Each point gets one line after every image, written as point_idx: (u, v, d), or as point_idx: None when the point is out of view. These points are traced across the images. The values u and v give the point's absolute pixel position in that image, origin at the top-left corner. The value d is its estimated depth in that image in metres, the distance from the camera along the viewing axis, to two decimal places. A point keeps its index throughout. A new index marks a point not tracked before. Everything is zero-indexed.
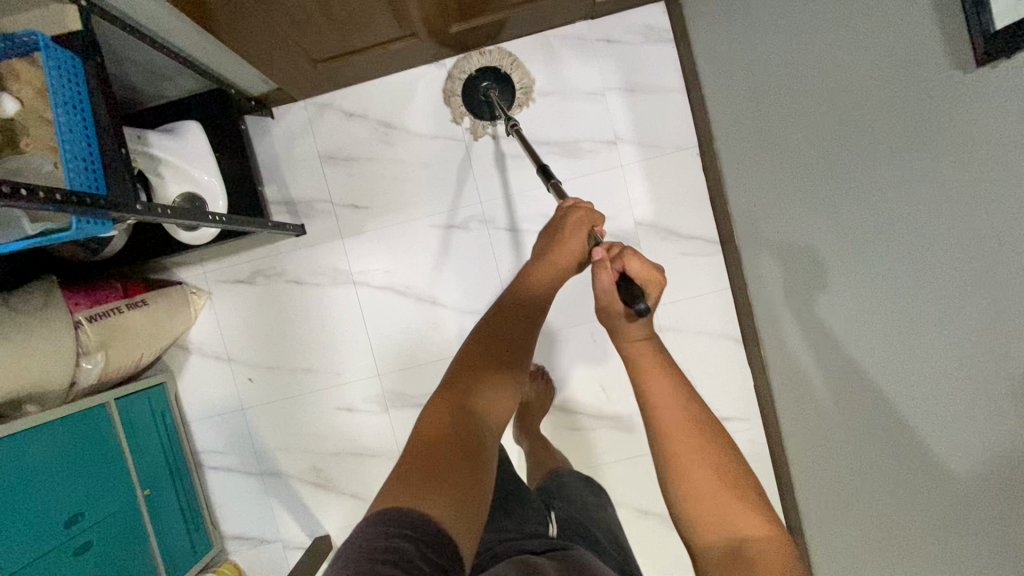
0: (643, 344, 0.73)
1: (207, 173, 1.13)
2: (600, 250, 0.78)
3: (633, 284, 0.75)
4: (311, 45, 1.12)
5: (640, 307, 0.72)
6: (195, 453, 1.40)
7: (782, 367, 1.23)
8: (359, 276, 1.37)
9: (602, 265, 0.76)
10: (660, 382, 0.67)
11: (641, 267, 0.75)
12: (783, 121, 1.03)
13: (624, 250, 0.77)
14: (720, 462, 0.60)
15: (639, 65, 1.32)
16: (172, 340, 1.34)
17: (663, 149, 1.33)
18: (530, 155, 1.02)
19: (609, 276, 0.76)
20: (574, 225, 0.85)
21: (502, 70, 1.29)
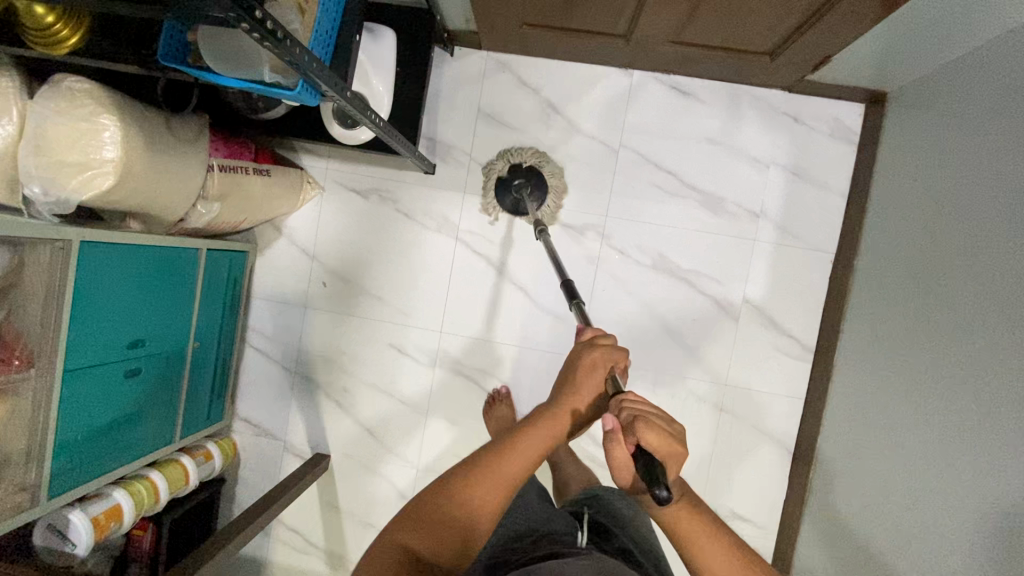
0: (686, 510, 0.66)
1: (381, 81, 1.14)
2: (611, 417, 0.68)
3: (650, 458, 0.64)
4: (531, 9, 1.13)
5: (660, 498, 0.60)
6: (243, 328, 1.42)
7: (832, 497, 1.20)
8: (463, 234, 1.37)
9: (612, 438, 0.67)
10: (697, 529, 0.65)
11: (657, 438, 0.65)
12: (946, 270, 1.00)
13: (637, 418, 0.67)
14: (741, 571, 0.64)
15: (814, 154, 1.30)
16: (272, 218, 1.36)
17: (801, 243, 1.31)
18: (557, 266, 1.08)
19: (621, 451, 0.67)
20: (586, 369, 0.78)
21: (529, 165, 1.31)
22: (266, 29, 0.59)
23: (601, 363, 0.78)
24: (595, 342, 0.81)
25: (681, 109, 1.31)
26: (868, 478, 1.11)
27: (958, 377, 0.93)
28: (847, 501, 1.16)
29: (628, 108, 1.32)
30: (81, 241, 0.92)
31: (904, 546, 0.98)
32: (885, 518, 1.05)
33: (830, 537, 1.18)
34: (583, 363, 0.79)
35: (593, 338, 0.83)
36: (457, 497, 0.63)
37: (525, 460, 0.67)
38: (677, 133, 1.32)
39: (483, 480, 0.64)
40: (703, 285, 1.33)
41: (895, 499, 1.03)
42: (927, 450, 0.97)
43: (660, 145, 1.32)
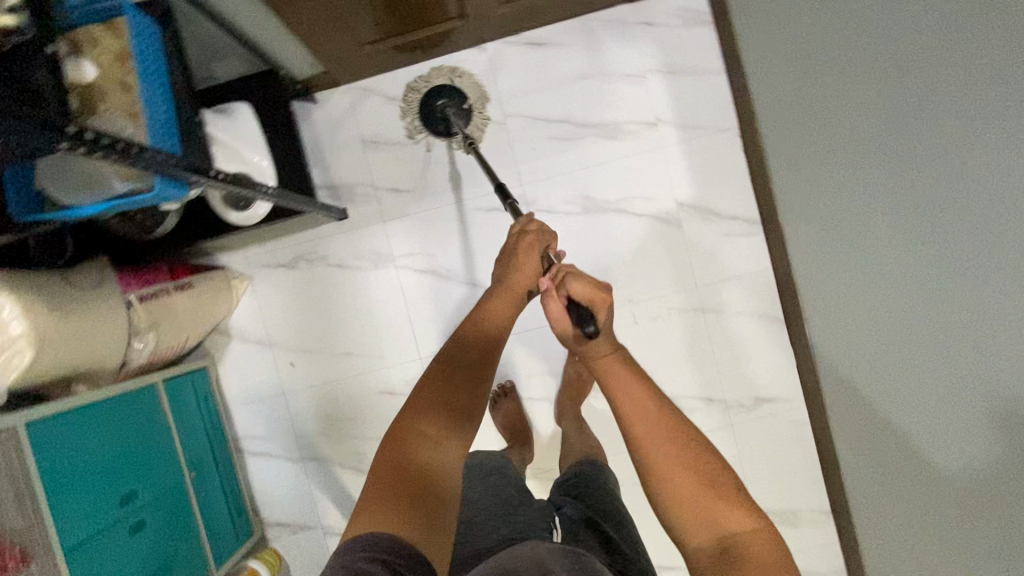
0: (611, 356, 0.75)
1: (259, 154, 1.15)
2: (546, 279, 0.83)
3: (582, 308, 0.79)
4: (362, 25, 1.14)
5: (590, 332, 0.76)
6: (235, 439, 1.39)
7: (852, 336, 1.22)
8: (400, 260, 1.36)
9: (548, 294, 0.82)
10: (660, 436, 0.68)
11: (585, 289, 0.80)
12: (929, 84, 1.03)
13: (567, 275, 0.81)
14: (663, 409, 0.70)
15: (680, 47, 1.33)
16: (214, 325, 1.33)
17: (704, 131, 1.34)
18: (488, 174, 1.10)
19: (556, 305, 0.81)
20: (525, 251, 0.93)
21: (455, 88, 1.30)
22: (88, 142, 0.59)
23: (535, 244, 0.93)
24: (528, 229, 0.95)
25: (544, 60, 1.33)
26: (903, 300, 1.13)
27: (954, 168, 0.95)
28: (879, 330, 1.17)
29: (496, 79, 1.34)
30: (26, 425, 0.89)
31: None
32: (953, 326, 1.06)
33: (870, 371, 1.20)
34: (521, 246, 0.94)
35: (526, 224, 0.96)
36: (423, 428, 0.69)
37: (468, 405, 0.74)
38: (551, 82, 1.34)
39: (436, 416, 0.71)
40: (636, 207, 1.35)
41: (957, 307, 1.05)
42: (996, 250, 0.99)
43: (540, 100, 1.34)
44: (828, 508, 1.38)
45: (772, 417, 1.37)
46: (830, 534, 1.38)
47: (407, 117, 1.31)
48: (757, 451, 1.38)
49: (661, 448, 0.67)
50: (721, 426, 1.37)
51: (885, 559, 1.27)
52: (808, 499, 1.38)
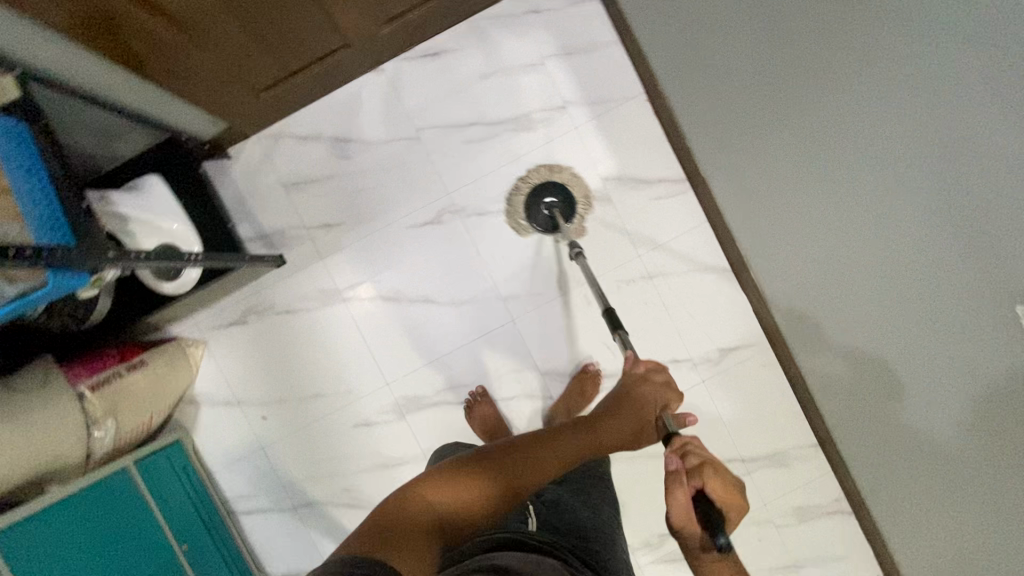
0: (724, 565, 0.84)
1: (176, 221, 1.15)
2: (678, 462, 0.90)
3: (713, 505, 0.85)
4: (248, 75, 1.15)
5: (721, 543, 0.78)
6: (226, 502, 1.39)
7: (804, 259, 1.21)
8: (347, 292, 1.37)
9: (677, 478, 0.89)
10: None
11: (722, 488, 0.87)
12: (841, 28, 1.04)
13: (688, 449, 0.91)
14: None
15: (572, 27, 1.34)
16: (180, 394, 1.34)
17: (613, 103, 1.35)
18: (596, 293, 1.15)
19: (682, 495, 0.87)
20: (632, 405, 1.06)
21: (557, 190, 1.33)
22: None
23: (651, 401, 1.07)
24: (645, 375, 1.09)
25: (443, 68, 1.34)
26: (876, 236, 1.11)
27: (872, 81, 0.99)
28: (864, 295, 1.17)
29: (400, 97, 1.34)
30: None
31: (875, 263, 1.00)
32: (981, 255, 0.97)
33: (844, 315, 1.20)
34: (642, 396, 1.07)
35: (643, 371, 1.09)
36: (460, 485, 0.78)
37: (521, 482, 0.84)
38: (454, 88, 1.34)
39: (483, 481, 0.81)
40: (564, 191, 1.36)
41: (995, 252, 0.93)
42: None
43: (448, 108, 1.35)
44: (815, 441, 1.40)
45: (741, 365, 1.38)
46: (821, 465, 1.40)
47: (512, 221, 1.35)
48: (735, 401, 1.39)
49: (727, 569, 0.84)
50: (694, 383, 1.39)
51: (869, 471, 1.30)
52: (793, 436, 1.40)
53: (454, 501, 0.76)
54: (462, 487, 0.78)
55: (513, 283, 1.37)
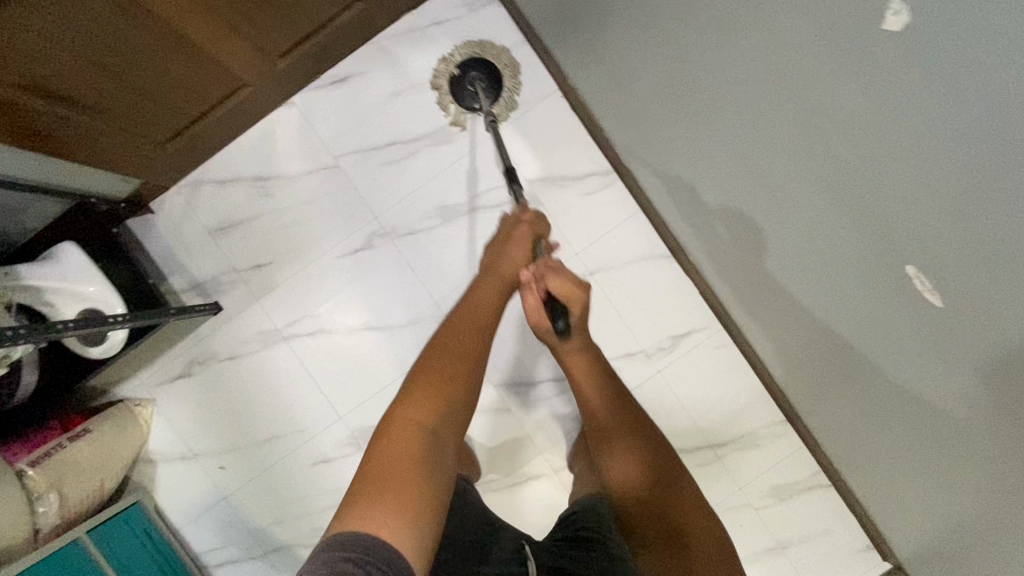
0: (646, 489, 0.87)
1: (92, 283, 1.13)
2: (528, 273, 0.95)
3: (557, 301, 0.94)
4: (144, 127, 1.13)
5: (561, 328, 0.94)
6: (196, 557, 1.37)
7: (734, 237, 1.15)
8: (288, 330, 1.35)
9: (528, 288, 0.95)
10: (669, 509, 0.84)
11: (560, 285, 0.93)
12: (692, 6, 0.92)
13: (545, 271, 0.94)
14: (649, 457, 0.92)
15: (477, 33, 1.32)
16: (133, 457, 1.32)
17: (529, 103, 1.33)
18: (510, 180, 1.08)
19: (533, 298, 0.95)
20: (517, 240, 0.99)
21: (490, 69, 1.24)
22: None
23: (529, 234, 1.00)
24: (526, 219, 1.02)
25: (353, 92, 1.32)
26: (822, 193, 0.88)
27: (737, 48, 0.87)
28: (835, 266, 0.95)
29: (314, 126, 1.33)
30: None
31: (797, 234, 0.99)
32: (891, 214, 0.77)
33: (821, 285, 1.00)
34: (514, 236, 1.00)
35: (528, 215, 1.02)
36: (419, 398, 0.76)
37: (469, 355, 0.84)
38: (367, 110, 1.33)
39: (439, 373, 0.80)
40: (493, 199, 1.34)
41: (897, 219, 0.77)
42: (862, 120, 0.73)
43: (363, 132, 1.33)
44: (783, 416, 1.36)
45: (696, 350, 1.35)
46: (793, 440, 1.36)
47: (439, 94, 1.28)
48: (697, 387, 1.36)
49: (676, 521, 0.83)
50: (652, 374, 1.36)
51: (824, 442, 1.31)
52: (761, 414, 1.36)
53: (439, 413, 0.76)
54: (436, 401, 0.77)
55: (454, 297, 1.34)
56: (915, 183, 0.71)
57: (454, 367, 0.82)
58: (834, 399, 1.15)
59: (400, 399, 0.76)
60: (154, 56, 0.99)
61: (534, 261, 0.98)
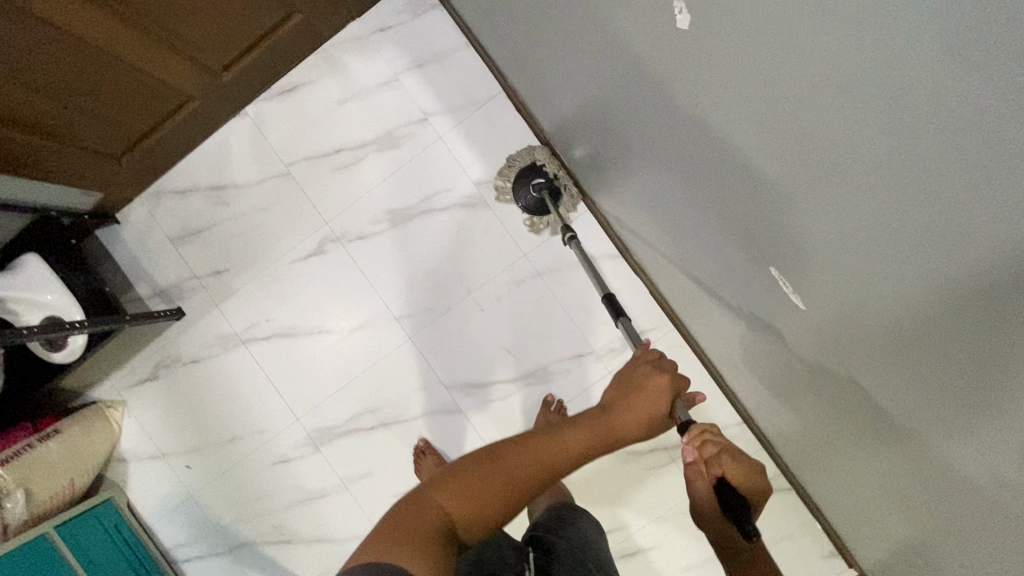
0: (753, 544, 0.79)
1: (52, 292, 1.19)
2: (693, 454, 0.87)
3: (732, 488, 0.85)
4: (98, 144, 1.19)
5: (738, 519, 0.79)
6: (166, 552, 1.43)
7: (659, 244, 1.13)
8: (246, 334, 1.39)
9: (695, 475, 0.88)
10: (746, 562, 0.71)
11: (735, 471, 0.86)
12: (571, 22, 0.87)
13: (721, 453, 0.86)
14: (754, 548, 0.73)
15: (421, 39, 1.34)
16: (106, 456, 1.39)
17: (473, 105, 1.34)
18: (595, 281, 1.15)
19: (705, 485, 0.88)
20: (655, 394, 0.85)
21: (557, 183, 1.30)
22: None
23: (667, 387, 0.86)
24: (660, 373, 0.88)
25: (302, 101, 1.36)
26: (762, 180, 0.64)
27: (600, 58, 0.86)
28: (731, 275, 0.89)
29: (266, 136, 1.37)
30: None
31: (694, 241, 0.96)
32: (761, 236, 0.73)
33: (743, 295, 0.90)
34: (651, 388, 0.86)
35: (676, 392, 0.87)
36: (491, 454, 0.69)
37: (573, 450, 0.73)
38: (315, 118, 1.36)
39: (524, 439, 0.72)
40: (440, 201, 1.35)
41: (763, 234, 0.72)
42: (715, 144, 0.70)
43: (311, 140, 1.36)
44: (739, 418, 1.33)
45: None
46: (749, 442, 1.33)
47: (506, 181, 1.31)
48: None
49: None
50: (603, 375, 1.34)
51: (803, 456, 1.15)
52: (716, 417, 1.33)
53: (500, 505, 0.65)
54: (502, 479, 0.67)
55: (403, 300, 1.36)
56: (750, 189, 0.68)
57: (536, 458, 0.70)
58: (774, 402, 1.11)
59: (470, 464, 0.67)
60: (96, 78, 1.05)
61: (695, 429, 0.86)
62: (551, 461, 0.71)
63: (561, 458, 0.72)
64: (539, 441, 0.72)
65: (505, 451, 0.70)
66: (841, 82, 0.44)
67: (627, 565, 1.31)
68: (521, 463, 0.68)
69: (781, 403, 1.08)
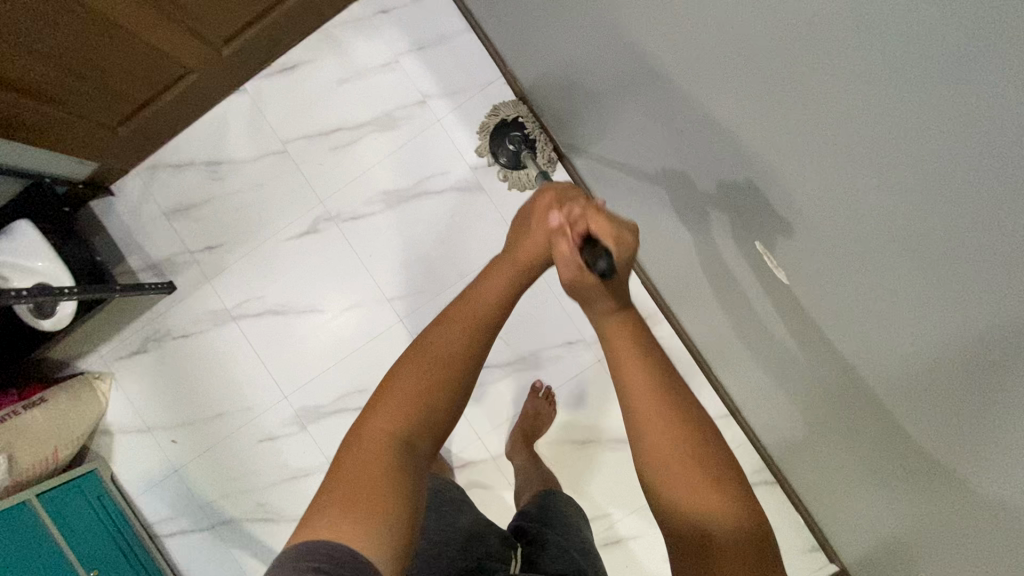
0: (624, 339, 0.63)
1: (43, 259, 1.19)
2: (559, 216, 0.68)
3: (597, 244, 0.66)
4: (96, 112, 1.19)
5: (604, 268, 0.64)
6: (149, 526, 1.42)
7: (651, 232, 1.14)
8: (237, 310, 1.39)
9: (562, 231, 0.67)
10: (647, 397, 0.58)
11: (603, 225, 0.66)
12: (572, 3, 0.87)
13: (582, 214, 0.67)
14: (664, 379, 0.59)
15: (422, 22, 1.35)
16: (91, 428, 1.38)
17: (473, 90, 1.35)
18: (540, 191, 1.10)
19: (568, 244, 0.66)
20: (539, 214, 0.72)
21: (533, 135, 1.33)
22: None
23: (554, 201, 0.72)
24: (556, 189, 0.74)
25: (301, 80, 1.36)
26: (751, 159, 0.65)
27: (599, 39, 0.86)
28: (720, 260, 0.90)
29: (265, 114, 1.37)
30: None
31: (684, 227, 0.97)
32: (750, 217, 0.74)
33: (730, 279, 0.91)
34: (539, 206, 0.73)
35: (551, 189, 0.74)
36: (421, 347, 0.64)
37: (493, 299, 0.67)
38: (314, 97, 1.36)
39: (450, 318, 0.66)
40: (436, 185, 1.35)
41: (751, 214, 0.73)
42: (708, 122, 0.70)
43: (310, 118, 1.37)
44: (726, 410, 1.34)
45: None
46: (735, 434, 1.34)
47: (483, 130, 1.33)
48: None
49: (670, 463, 0.55)
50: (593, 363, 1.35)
51: (786, 448, 1.16)
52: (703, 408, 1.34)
53: (439, 387, 0.61)
54: (435, 361, 0.62)
55: (396, 281, 1.37)
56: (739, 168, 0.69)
57: (458, 326, 0.65)
58: (760, 392, 1.12)
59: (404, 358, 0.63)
60: (98, 45, 1.05)
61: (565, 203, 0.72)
62: (474, 321, 0.65)
63: (486, 313, 0.66)
64: (460, 314, 0.66)
65: (433, 337, 0.64)
66: (827, 52, 0.45)
67: (610, 553, 1.31)
68: (452, 342, 0.63)
69: (766, 393, 1.09)
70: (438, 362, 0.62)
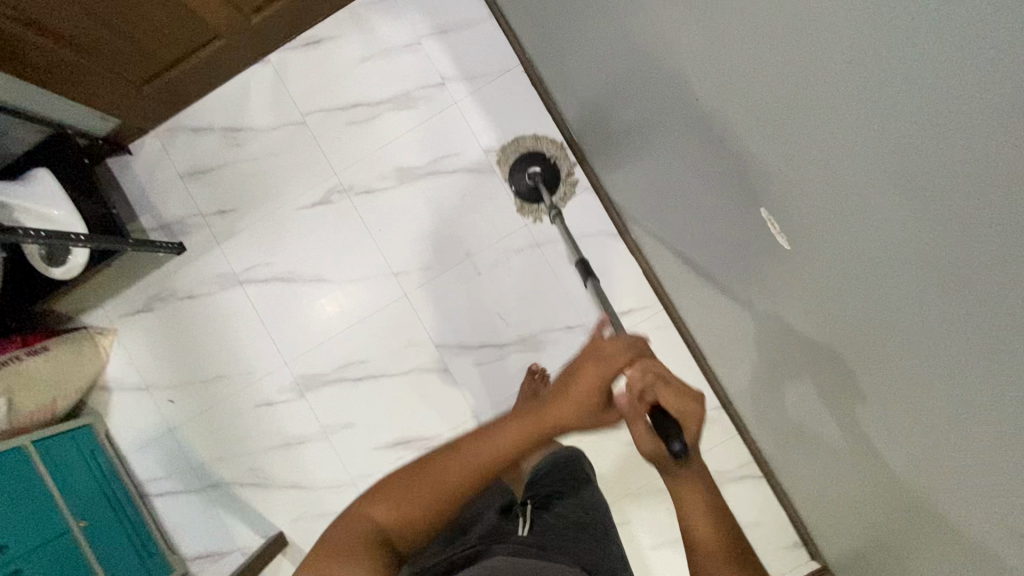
0: (694, 485, 0.64)
1: (58, 207, 1.21)
2: (626, 399, 0.68)
3: (667, 420, 0.65)
4: (122, 68, 1.22)
5: (678, 450, 0.63)
6: (139, 485, 1.43)
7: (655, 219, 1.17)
8: (244, 275, 1.41)
9: (631, 416, 0.67)
10: (718, 559, 0.59)
11: (672, 397, 0.66)
12: None
13: (652, 381, 0.66)
14: (723, 530, 0.61)
15: (446, 8, 1.39)
16: (89, 382, 1.39)
17: (490, 76, 1.38)
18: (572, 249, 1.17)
19: (643, 427, 0.67)
20: (579, 380, 0.66)
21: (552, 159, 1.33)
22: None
23: (600, 364, 0.66)
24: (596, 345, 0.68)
25: (325, 55, 1.40)
26: None
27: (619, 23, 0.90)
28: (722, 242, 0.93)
29: (286, 85, 1.40)
30: None
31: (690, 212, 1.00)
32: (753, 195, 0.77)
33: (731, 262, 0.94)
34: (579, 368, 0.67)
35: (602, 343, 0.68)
36: (420, 467, 0.62)
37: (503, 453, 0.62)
38: (335, 72, 1.40)
39: (456, 448, 0.63)
40: (449, 165, 1.39)
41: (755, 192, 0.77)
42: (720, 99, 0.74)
43: (330, 93, 1.40)
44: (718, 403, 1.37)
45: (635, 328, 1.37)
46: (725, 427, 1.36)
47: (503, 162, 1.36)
48: None
49: None
50: None
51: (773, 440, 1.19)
52: None
53: (433, 516, 0.60)
54: (430, 493, 0.60)
55: (402, 256, 1.39)
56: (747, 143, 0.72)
57: (463, 471, 0.61)
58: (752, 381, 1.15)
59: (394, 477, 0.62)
60: None
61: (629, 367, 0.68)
62: (480, 470, 0.61)
63: (495, 461, 0.61)
64: (467, 446, 0.63)
65: (434, 460, 0.62)
66: None
67: None
68: (452, 479, 0.61)
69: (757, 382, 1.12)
70: (432, 483, 0.61)
